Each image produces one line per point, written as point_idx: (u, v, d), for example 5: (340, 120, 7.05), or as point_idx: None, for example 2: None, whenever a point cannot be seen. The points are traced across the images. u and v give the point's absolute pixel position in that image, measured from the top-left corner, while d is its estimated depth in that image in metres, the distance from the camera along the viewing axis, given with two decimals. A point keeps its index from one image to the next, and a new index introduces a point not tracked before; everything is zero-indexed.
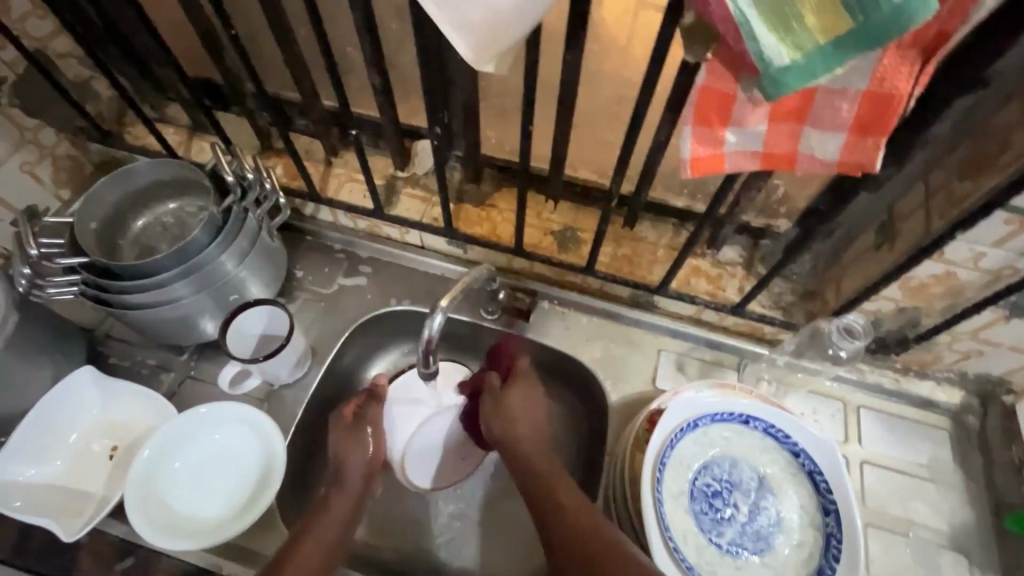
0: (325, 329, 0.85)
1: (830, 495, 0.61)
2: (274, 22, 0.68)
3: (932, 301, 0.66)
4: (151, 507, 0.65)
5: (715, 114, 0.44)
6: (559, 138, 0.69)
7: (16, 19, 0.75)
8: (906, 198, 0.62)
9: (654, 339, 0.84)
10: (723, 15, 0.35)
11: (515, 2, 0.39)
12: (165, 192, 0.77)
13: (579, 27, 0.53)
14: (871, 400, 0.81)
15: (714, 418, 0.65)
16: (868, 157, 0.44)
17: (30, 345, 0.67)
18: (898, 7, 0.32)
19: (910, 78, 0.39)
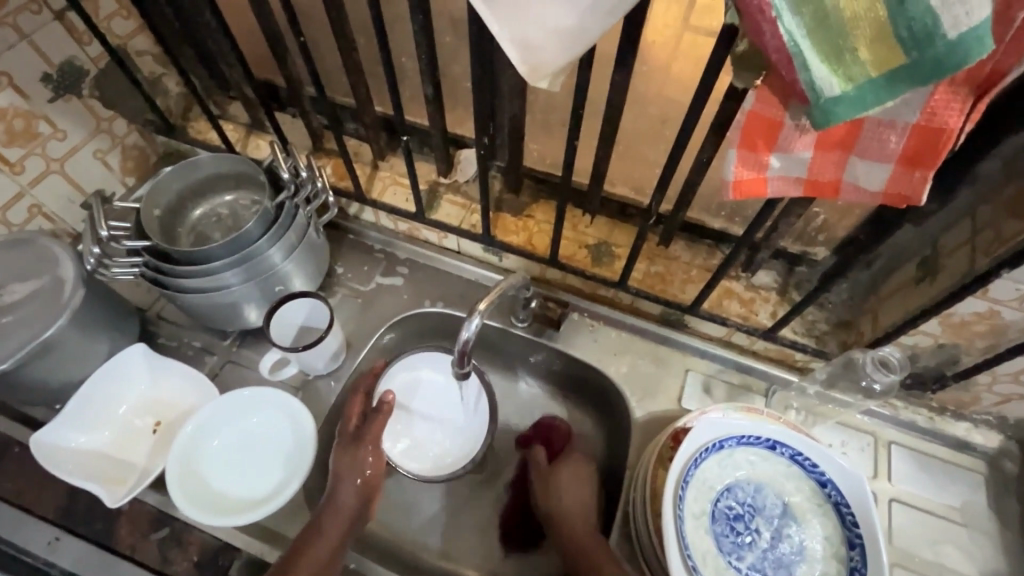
0: (361, 325, 0.88)
1: (857, 529, 0.59)
2: (338, 31, 0.72)
3: (973, 339, 0.64)
4: (188, 481, 0.68)
5: (761, 139, 0.45)
6: (602, 153, 0.71)
7: (104, 18, 0.81)
8: (950, 233, 0.62)
9: (682, 358, 0.84)
10: (776, 45, 0.36)
11: (575, 24, 0.41)
12: (224, 184, 0.82)
13: (632, 48, 0.55)
14: (903, 437, 0.79)
15: (739, 441, 0.64)
16: (915, 190, 0.44)
17: (91, 319, 0.72)
18: (953, 44, 0.33)
19: (962, 114, 0.39)
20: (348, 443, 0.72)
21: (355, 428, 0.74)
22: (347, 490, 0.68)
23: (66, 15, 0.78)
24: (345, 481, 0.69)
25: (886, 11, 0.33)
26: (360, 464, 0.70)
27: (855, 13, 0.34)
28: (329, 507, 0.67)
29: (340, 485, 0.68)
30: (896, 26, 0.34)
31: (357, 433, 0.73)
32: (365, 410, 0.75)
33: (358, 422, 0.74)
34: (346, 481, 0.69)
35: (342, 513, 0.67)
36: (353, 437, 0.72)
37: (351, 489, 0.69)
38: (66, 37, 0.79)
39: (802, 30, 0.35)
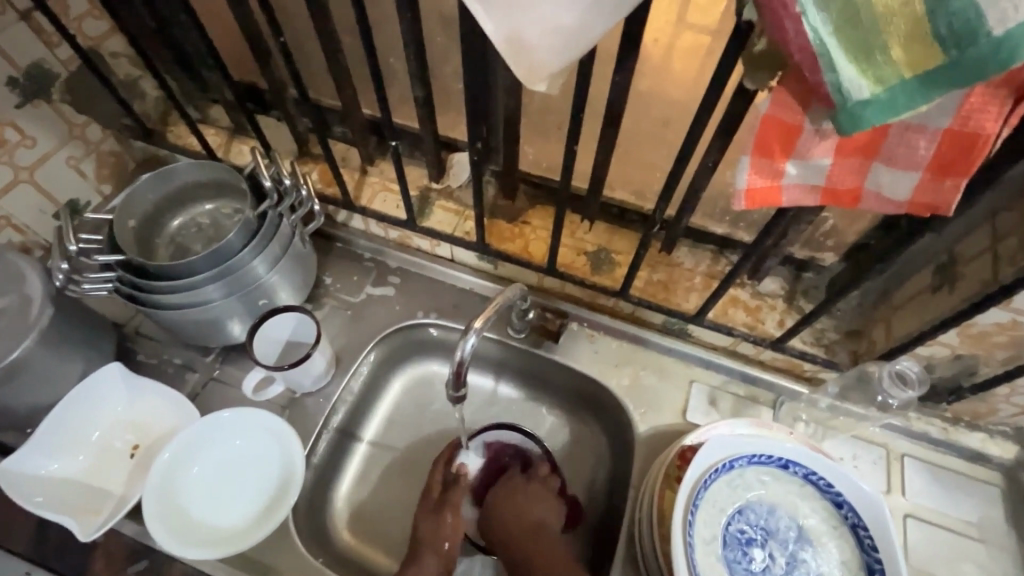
0: (351, 339, 0.84)
1: (876, 554, 0.57)
2: (321, 31, 0.68)
3: (993, 350, 0.61)
4: (167, 512, 0.64)
5: (777, 146, 0.42)
6: (602, 158, 0.67)
7: (73, 18, 0.77)
8: (970, 240, 0.59)
9: (687, 369, 0.81)
10: (801, 43, 0.33)
11: (575, 23, 0.38)
12: (203, 193, 0.78)
13: (634, 47, 0.52)
14: (916, 449, 0.77)
15: (751, 460, 0.61)
16: (944, 200, 0.41)
17: (61, 339, 0.67)
18: (999, 41, 0.30)
19: (999, 118, 0.36)
20: (431, 510, 0.71)
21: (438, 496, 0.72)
22: (428, 559, 0.67)
23: (32, 15, 0.73)
24: (427, 549, 0.68)
25: (924, 5, 0.30)
26: (439, 532, 0.69)
27: (889, 8, 0.31)
28: (409, 571, 0.67)
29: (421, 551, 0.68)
30: (934, 23, 0.30)
31: (439, 500, 0.72)
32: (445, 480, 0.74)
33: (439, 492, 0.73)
34: (428, 548, 0.68)
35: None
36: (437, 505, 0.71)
37: (432, 559, 0.67)
38: (33, 38, 0.74)
39: (829, 27, 0.32)
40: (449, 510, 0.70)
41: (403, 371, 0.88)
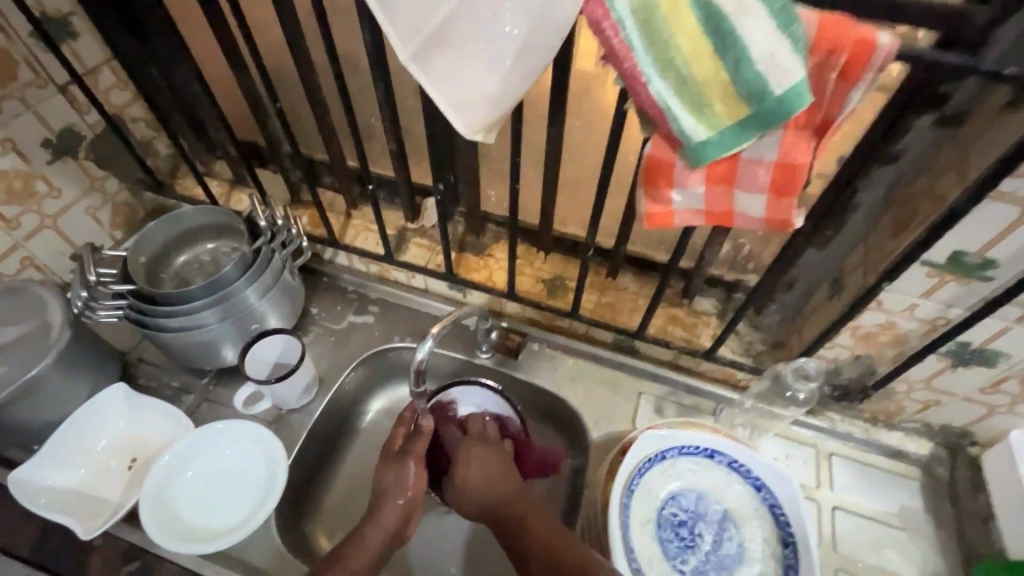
0: (334, 361, 0.93)
1: (790, 528, 0.64)
2: (312, 97, 0.82)
3: (882, 348, 0.72)
4: (161, 513, 0.70)
5: (661, 178, 0.54)
6: (547, 196, 0.80)
7: (102, 90, 0.90)
8: (850, 255, 0.70)
9: (636, 382, 0.90)
10: (651, 102, 0.46)
11: (499, 90, 0.49)
12: (206, 233, 0.89)
13: (558, 108, 0.65)
14: (843, 448, 0.85)
15: (681, 451, 0.69)
16: (789, 216, 0.53)
17: (74, 360, 0.76)
18: (779, 99, 0.42)
19: (808, 152, 0.48)
20: (392, 462, 0.75)
21: (400, 447, 0.77)
22: (392, 507, 0.71)
23: (69, 88, 0.87)
24: (387, 498, 0.72)
25: (727, 75, 0.43)
26: (399, 481, 0.72)
27: (706, 78, 0.44)
28: (371, 520, 0.70)
29: (383, 501, 0.72)
30: (737, 87, 0.43)
31: (401, 451, 0.76)
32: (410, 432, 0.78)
33: (402, 443, 0.77)
34: (388, 498, 0.72)
35: (381, 532, 0.70)
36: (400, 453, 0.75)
37: (393, 508, 0.71)
38: (67, 108, 0.88)
39: (668, 91, 0.45)
40: (411, 459, 0.74)
41: (383, 391, 0.97)
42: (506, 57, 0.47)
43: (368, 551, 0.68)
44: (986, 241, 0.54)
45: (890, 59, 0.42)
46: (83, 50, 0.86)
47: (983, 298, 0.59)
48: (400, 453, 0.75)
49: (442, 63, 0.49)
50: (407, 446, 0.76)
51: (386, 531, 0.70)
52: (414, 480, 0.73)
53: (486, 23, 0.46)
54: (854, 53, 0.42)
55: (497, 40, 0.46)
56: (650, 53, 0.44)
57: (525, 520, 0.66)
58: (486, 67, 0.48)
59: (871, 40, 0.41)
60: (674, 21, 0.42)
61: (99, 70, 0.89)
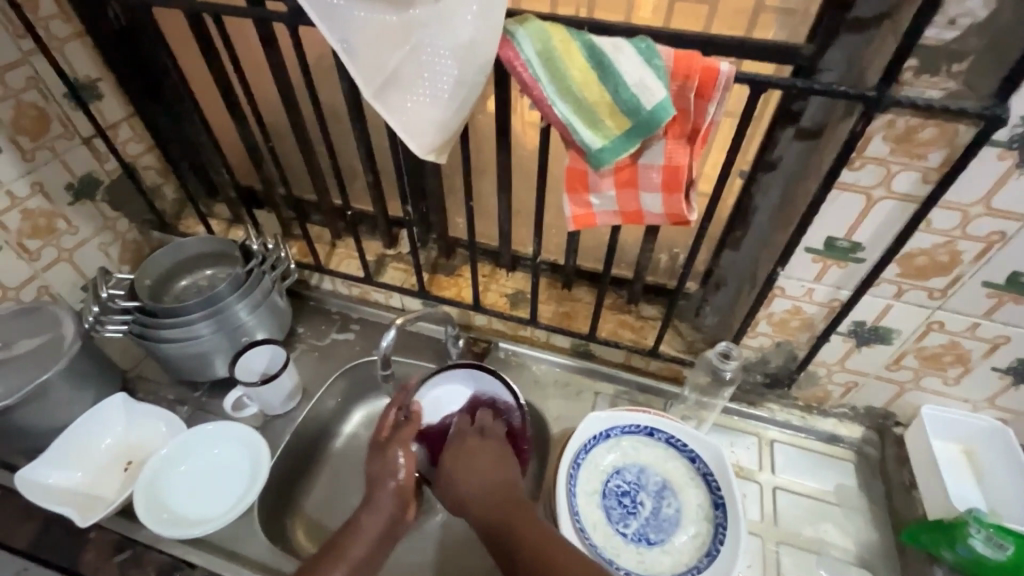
0: (317, 373, 1.01)
1: (720, 492, 0.71)
2: (301, 140, 0.96)
3: (796, 333, 0.82)
4: (153, 503, 0.78)
5: (579, 185, 0.67)
6: (502, 215, 0.92)
7: (120, 142, 1.04)
8: (761, 253, 0.82)
9: (592, 383, 1.00)
10: (557, 119, 0.59)
11: (442, 118, 0.63)
12: (207, 261, 1.01)
13: (502, 138, 0.79)
14: (784, 435, 0.92)
15: (624, 430, 0.77)
16: (684, 210, 0.65)
17: (81, 371, 0.85)
18: (650, 112, 0.55)
19: (686, 155, 0.60)
20: (379, 450, 0.76)
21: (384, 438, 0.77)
22: (386, 493, 0.72)
23: (92, 140, 1.01)
24: (380, 488, 0.72)
25: (610, 96, 0.56)
26: (393, 465, 0.73)
27: (596, 99, 0.57)
28: (366, 508, 0.71)
29: (376, 488, 0.72)
30: (620, 106, 0.56)
31: (387, 440, 0.76)
32: (397, 421, 0.79)
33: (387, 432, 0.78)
34: (381, 485, 0.72)
35: (378, 518, 0.70)
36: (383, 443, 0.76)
37: (387, 493, 0.72)
38: (89, 156, 1.01)
39: (570, 110, 0.58)
40: (397, 446, 0.75)
41: (364, 404, 1.05)
42: (443, 93, 0.61)
43: (363, 540, 0.68)
44: (849, 226, 0.66)
45: (731, 81, 0.56)
46: (106, 108, 1.00)
47: (862, 277, 0.70)
48: (391, 438, 0.76)
49: (395, 100, 0.62)
50: (398, 431, 0.77)
51: (380, 519, 0.70)
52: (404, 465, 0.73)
53: (426, 67, 0.59)
54: (702, 77, 0.55)
55: (436, 79, 0.60)
56: (553, 83, 0.57)
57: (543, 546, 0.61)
58: (429, 100, 0.61)
59: (713, 68, 0.55)
60: (567, 57, 0.56)
61: (119, 125, 1.03)
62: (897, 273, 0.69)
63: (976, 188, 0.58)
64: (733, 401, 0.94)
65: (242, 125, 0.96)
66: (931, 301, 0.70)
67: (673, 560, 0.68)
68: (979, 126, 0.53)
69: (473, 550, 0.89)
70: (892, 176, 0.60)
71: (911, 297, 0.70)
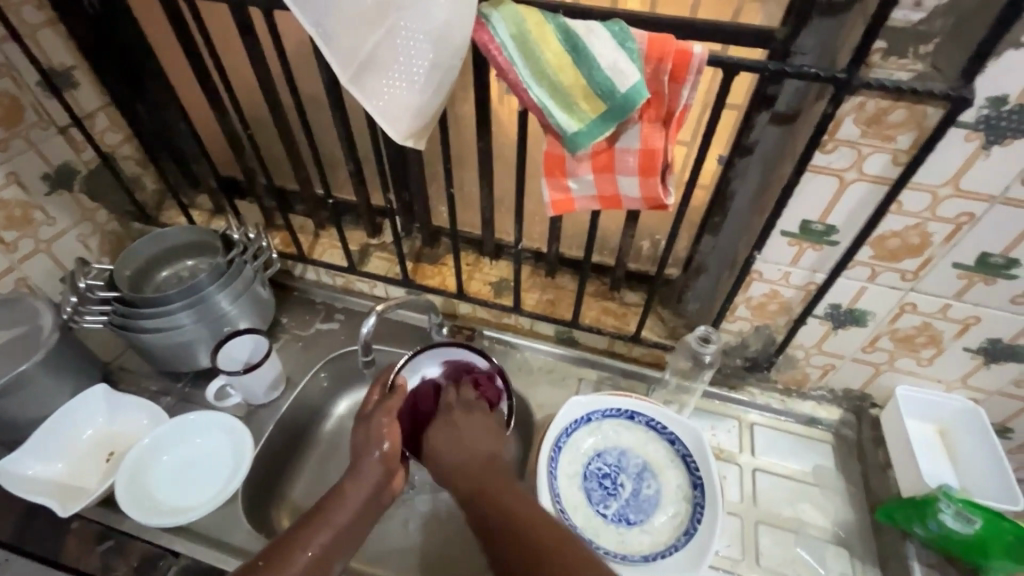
0: (301, 363, 1.01)
1: (698, 472, 0.73)
2: (281, 129, 0.95)
3: (774, 317, 0.83)
4: (136, 493, 0.78)
5: (557, 169, 0.67)
6: (484, 202, 0.92)
7: (97, 131, 1.03)
8: (739, 239, 0.83)
9: (577, 369, 1.01)
10: (532, 103, 0.59)
11: (418, 103, 0.63)
12: (187, 251, 1.00)
13: (482, 125, 0.79)
14: (763, 418, 0.94)
15: (605, 413, 0.78)
16: (660, 193, 0.65)
17: (60, 362, 0.84)
18: (624, 95, 0.55)
19: (661, 139, 0.61)
20: (365, 421, 0.76)
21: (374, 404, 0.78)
22: (370, 462, 0.72)
23: (68, 129, 0.99)
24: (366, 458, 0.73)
25: (584, 79, 0.56)
26: (379, 434, 0.74)
27: (570, 83, 0.57)
28: (350, 476, 0.71)
29: (360, 458, 0.73)
30: (594, 89, 0.56)
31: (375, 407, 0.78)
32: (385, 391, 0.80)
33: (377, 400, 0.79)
34: (365, 454, 0.73)
35: (362, 486, 0.71)
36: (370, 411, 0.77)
37: (370, 463, 0.72)
38: (65, 146, 1.00)
39: (545, 94, 0.58)
40: (381, 415, 0.76)
41: (349, 393, 1.05)
42: (419, 77, 0.61)
43: (347, 507, 0.69)
44: (823, 209, 0.67)
45: (705, 63, 0.56)
46: (82, 97, 0.99)
47: (836, 260, 0.71)
48: (377, 407, 0.77)
49: (370, 85, 0.62)
50: (382, 402, 0.78)
51: (366, 485, 0.71)
52: (387, 436, 0.74)
53: (402, 51, 0.59)
54: (676, 60, 0.56)
55: (412, 64, 0.60)
56: (528, 67, 0.57)
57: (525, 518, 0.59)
58: (405, 86, 0.61)
59: (687, 51, 0.55)
60: (542, 40, 0.56)
61: (95, 115, 1.02)
62: (871, 256, 0.70)
63: (944, 170, 0.59)
64: (714, 385, 0.95)
65: (221, 113, 0.95)
66: (904, 283, 0.71)
67: (652, 539, 0.69)
68: (946, 108, 0.53)
69: (458, 535, 0.91)
70: (863, 158, 0.61)
71: (884, 279, 0.72)
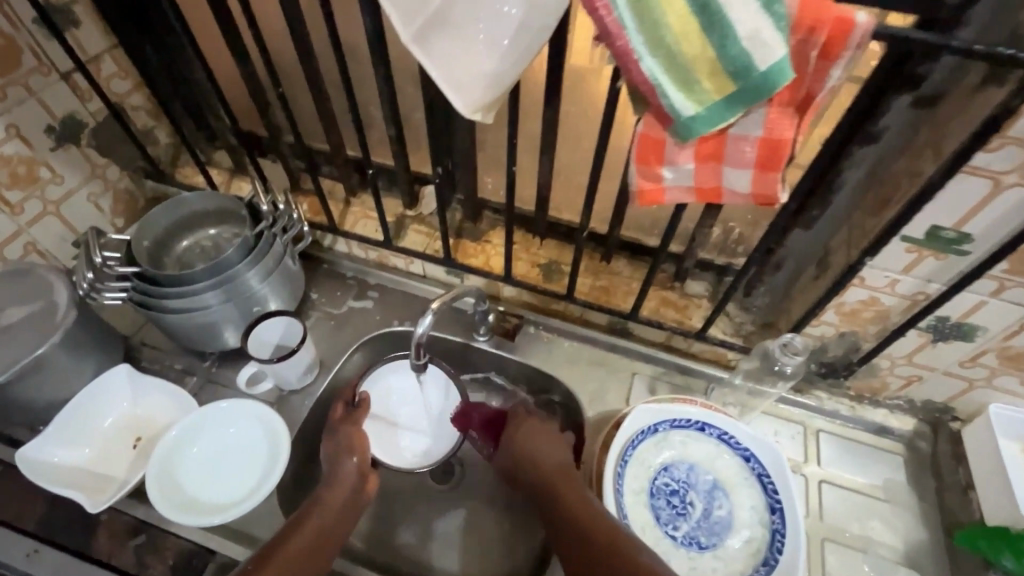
0: (334, 344, 0.95)
1: (777, 495, 0.67)
2: (314, 85, 0.84)
3: (866, 325, 0.75)
4: (168, 488, 0.73)
5: (652, 155, 0.57)
6: (542, 178, 0.82)
7: (104, 78, 0.91)
8: (834, 235, 0.73)
9: (629, 363, 0.93)
10: (642, 79, 0.48)
11: (495, 72, 0.51)
12: (209, 219, 0.91)
13: (553, 92, 0.68)
14: (829, 425, 0.88)
15: (672, 424, 0.72)
16: (775, 190, 0.55)
17: (78, 341, 0.77)
18: (763, 74, 0.45)
19: (792, 127, 0.50)
20: (332, 433, 0.74)
21: (344, 413, 0.76)
22: (345, 470, 0.70)
23: (71, 76, 0.88)
24: (338, 464, 0.70)
25: (714, 52, 0.45)
26: (349, 443, 0.72)
27: (695, 55, 0.46)
28: (326, 483, 0.68)
29: (336, 464, 0.70)
30: (724, 64, 0.45)
31: (342, 419, 0.75)
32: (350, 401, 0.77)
33: (345, 409, 0.76)
34: (342, 460, 0.70)
35: (342, 496, 0.67)
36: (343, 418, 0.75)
37: (349, 470, 0.70)
38: (69, 95, 0.89)
39: (660, 67, 0.47)
40: (351, 425, 0.74)
41: None
42: (502, 38, 0.49)
43: (325, 513, 0.65)
44: (961, 215, 0.57)
45: (867, 36, 0.45)
46: (85, 38, 0.87)
47: (960, 271, 0.62)
48: (345, 420, 0.74)
49: (440, 46, 0.51)
50: (347, 418, 0.75)
51: (344, 490, 0.68)
52: (361, 442, 0.72)
53: (484, 6, 0.48)
54: (833, 31, 0.44)
55: (494, 21, 0.48)
56: (641, 31, 0.46)
57: (613, 543, 0.56)
58: (483, 48, 0.50)
59: (848, 19, 0.44)
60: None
61: (101, 59, 0.90)
62: (1004, 270, 0.60)
63: None
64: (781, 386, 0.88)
65: (246, 63, 0.83)
66: None
67: (726, 567, 0.64)
68: None
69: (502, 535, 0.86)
70: None
71: (1011, 295, 0.63)
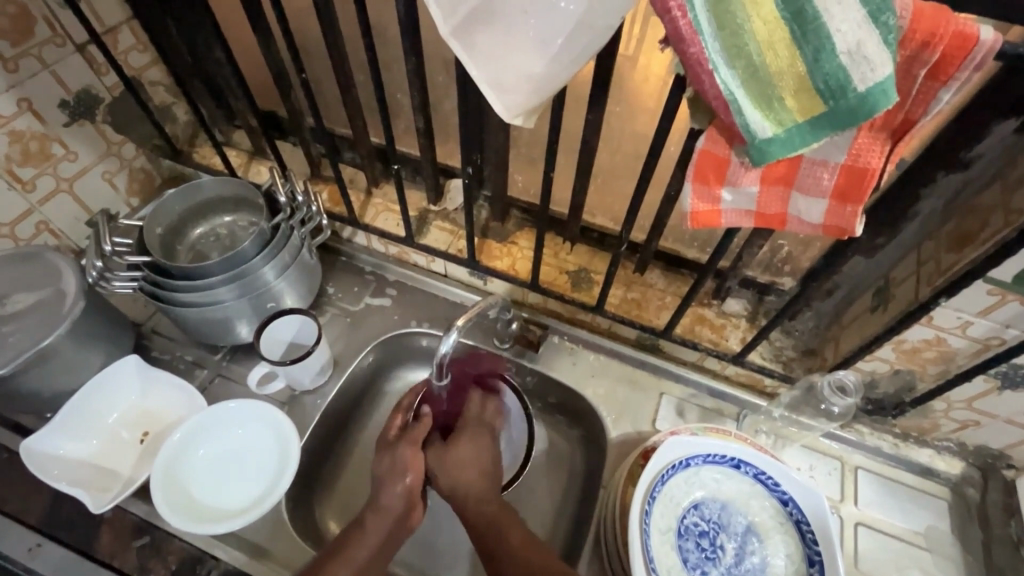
0: (350, 343, 0.91)
1: (816, 547, 0.62)
2: (339, 70, 0.78)
3: (926, 365, 0.69)
4: (174, 492, 0.71)
5: (712, 174, 0.50)
6: (579, 183, 0.76)
7: (121, 51, 0.87)
8: (900, 265, 0.66)
9: (658, 382, 0.88)
10: (715, 93, 0.41)
11: (542, 71, 0.45)
12: (224, 206, 0.86)
13: (601, 93, 0.61)
14: (870, 462, 0.82)
15: (706, 459, 0.67)
16: (850, 223, 0.49)
17: (86, 332, 0.74)
18: (862, 96, 0.38)
19: (882, 155, 0.44)
20: (387, 450, 0.72)
21: (399, 430, 0.74)
22: (394, 493, 0.69)
23: (87, 48, 0.83)
24: (388, 487, 0.69)
25: (805, 66, 0.39)
26: (403, 464, 0.70)
27: (780, 68, 0.39)
28: (371, 511, 0.68)
29: (382, 488, 0.69)
30: (815, 80, 0.39)
31: (395, 438, 0.73)
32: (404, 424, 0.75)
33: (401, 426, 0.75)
34: (388, 486, 0.69)
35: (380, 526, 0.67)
36: (396, 438, 0.73)
37: (392, 494, 0.68)
38: (84, 67, 0.84)
39: (737, 81, 0.41)
40: (407, 446, 0.71)
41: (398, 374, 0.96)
42: (555, 35, 0.43)
43: (367, 543, 0.65)
44: None
45: (991, 56, 0.38)
46: (102, 8, 0.82)
47: None
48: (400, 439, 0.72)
49: (483, 41, 0.45)
50: (403, 436, 0.73)
51: (386, 517, 0.67)
52: (412, 467, 0.70)
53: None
54: (951, 46, 0.38)
55: (547, 15, 0.42)
56: (719, 38, 0.39)
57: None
58: (531, 45, 0.44)
59: (969, 35, 0.37)
60: (750, 2, 0.38)
61: (119, 31, 0.86)
62: None
63: None
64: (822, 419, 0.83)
65: (268, 44, 0.77)
66: None
67: None
68: None
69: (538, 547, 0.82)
70: None
71: None
